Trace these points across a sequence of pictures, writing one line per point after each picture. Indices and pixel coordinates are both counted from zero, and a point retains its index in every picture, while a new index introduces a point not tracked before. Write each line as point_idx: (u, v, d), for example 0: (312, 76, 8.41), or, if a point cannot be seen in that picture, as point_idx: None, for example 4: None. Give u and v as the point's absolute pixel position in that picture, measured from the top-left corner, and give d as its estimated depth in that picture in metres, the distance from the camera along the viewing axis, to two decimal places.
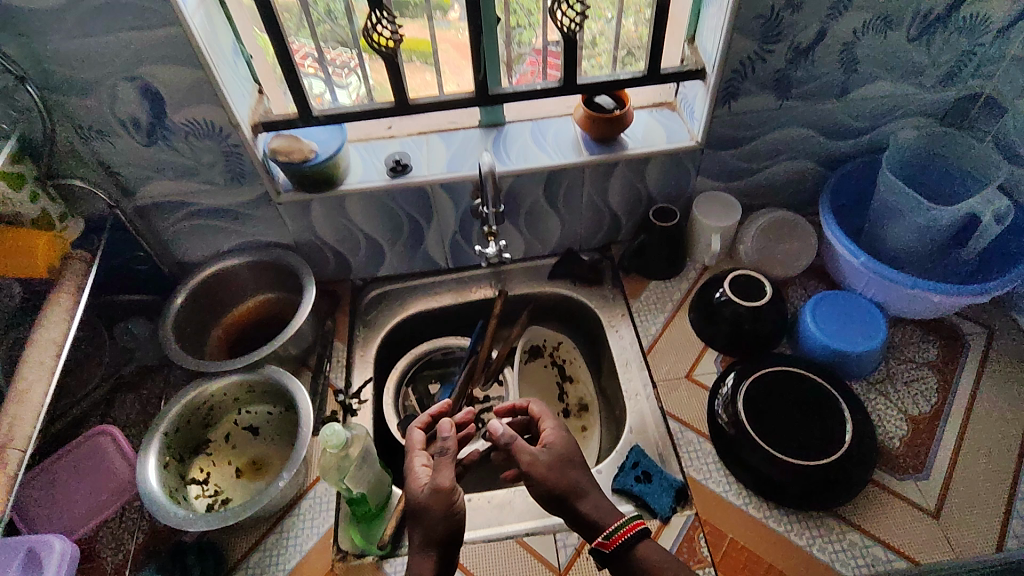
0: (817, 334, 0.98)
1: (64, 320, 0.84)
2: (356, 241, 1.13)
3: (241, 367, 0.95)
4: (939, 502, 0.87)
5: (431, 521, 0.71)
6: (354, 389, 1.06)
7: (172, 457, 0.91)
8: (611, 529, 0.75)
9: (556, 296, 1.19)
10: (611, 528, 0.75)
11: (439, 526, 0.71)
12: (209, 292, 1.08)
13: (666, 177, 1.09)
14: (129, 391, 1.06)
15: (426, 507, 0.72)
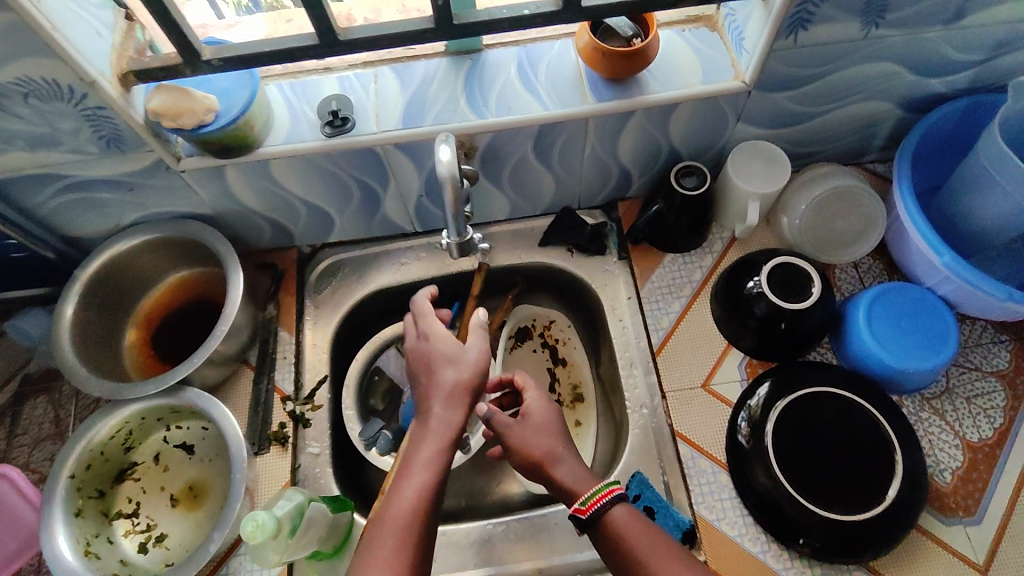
0: (868, 346, 0.79)
1: None
2: (295, 208, 0.89)
3: (156, 390, 0.77)
4: (990, 554, 0.73)
5: (465, 375, 0.72)
6: (305, 394, 0.89)
7: (87, 496, 0.77)
8: (585, 496, 0.67)
9: (548, 268, 0.98)
10: (585, 495, 0.67)
11: (470, 381, 0.72)
12: (115, 282, 0.87)
13: (695, 126, 0.83)
14: (39, 395, 0.90)
15: (469, 362, 0.73)
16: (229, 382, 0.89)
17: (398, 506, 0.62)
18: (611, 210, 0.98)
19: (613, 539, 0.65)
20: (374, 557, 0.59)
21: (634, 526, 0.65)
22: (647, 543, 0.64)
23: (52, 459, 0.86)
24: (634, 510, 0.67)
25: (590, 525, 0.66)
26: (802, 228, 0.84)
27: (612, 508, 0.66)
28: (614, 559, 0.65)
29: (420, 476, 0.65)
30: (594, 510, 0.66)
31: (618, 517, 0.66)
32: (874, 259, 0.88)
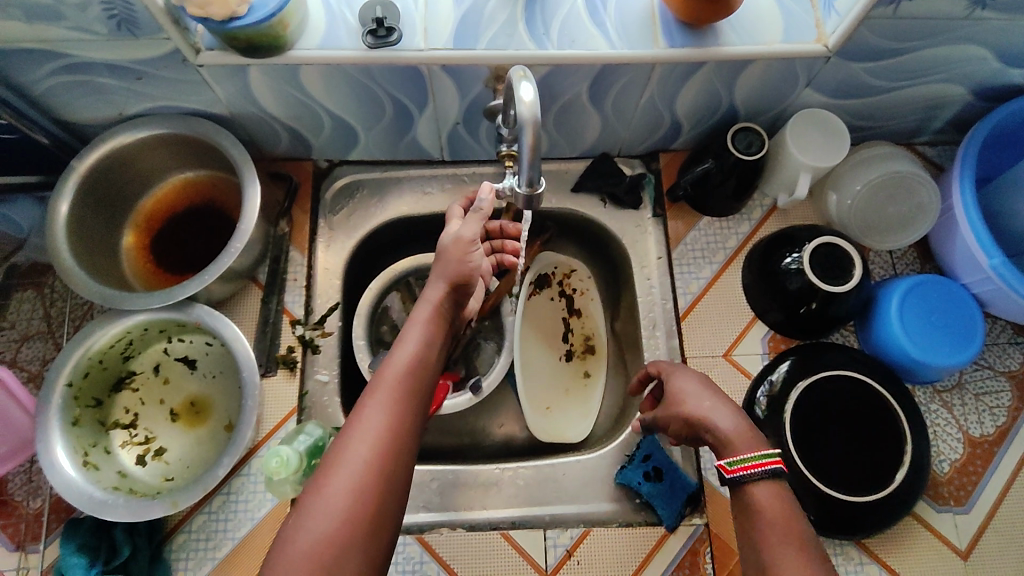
0: (897, 334, 0.79)
1: None
2: (319, 119, 0.82)
3: (161, 305, 0.73)
4: (972, 542, 0.77)
5: (453, 256, 0.68)
6: (316, 319, 0.86)
7: (84, 405, 0.74)
8: (739, 457, 0.57)
9: (579, 215, 0.94)
10: (756, 454, 0.56)
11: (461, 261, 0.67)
12: (111, 178, 0.80)
13: (761, 85, 0.79)
14: (26, 289, 0.84)
15: (458, 242, 0.67)
16: (236, 298, 0.85)
17: (389, 373, 0.61)
18: (652, 161, 0.94)
19: (752, 513, 0.55)
20: (364, 415, 0.58)
21: (779, 510, 0.54)
22: (788, 551, 0.51)
23: (43, 359, 0.81)
24: (786, 493, 0.55)
25: (732, 489, 0.57)
26: (853, 208, 0.84)
27: (762, 484, 0.55)
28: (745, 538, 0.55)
29: (409, 346, 0.63)
30: (742, 475, 0.56)
31: (765, 497, 0.55)
32: (908, 247, 0.88)
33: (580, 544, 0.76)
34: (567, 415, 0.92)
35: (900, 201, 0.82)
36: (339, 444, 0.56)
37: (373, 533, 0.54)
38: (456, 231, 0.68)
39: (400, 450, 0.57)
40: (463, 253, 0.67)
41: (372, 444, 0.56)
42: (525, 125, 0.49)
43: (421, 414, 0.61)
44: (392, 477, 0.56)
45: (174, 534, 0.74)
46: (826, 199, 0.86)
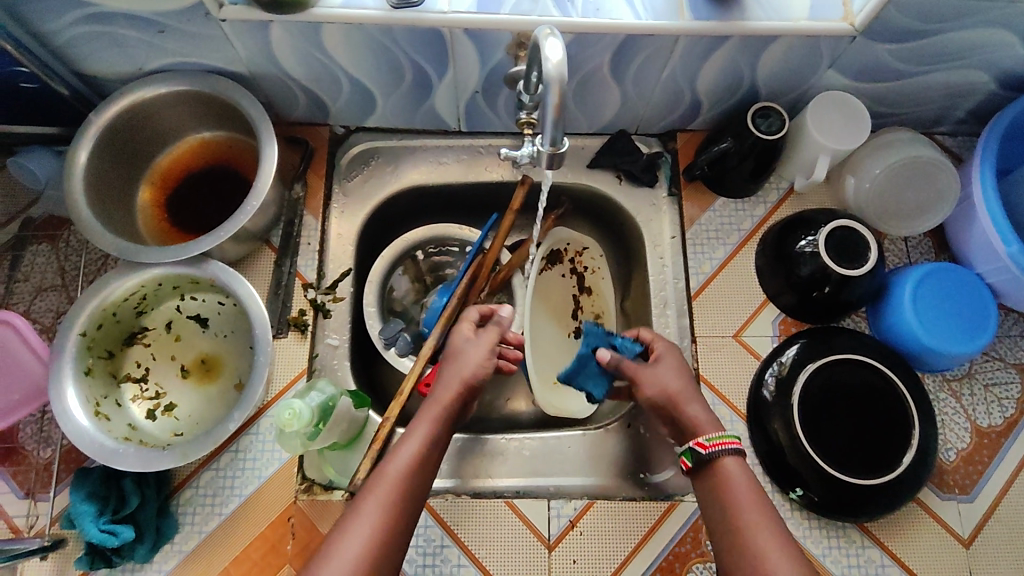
0: (908, 321, 0.79)
1: None
2: (338, 82, 0.82)
3: (176, 260, 0.73)
4: (975, 530, 0.77)
5: (463, 367, 0.72)
6: (328, 283, 0.86)
7: (96, 356, 0.74)
8: (712, 436, 0.66)
9: (594, 192, 0.93)
10: (712, 434, 0.66)
11: (470, 376, 0.71)
12: (129, 134, 0.80)
13: (784, 63, 0.78)
14: (41, 242, 0.84)
15: (470, 360, 0.72)
16: (249, 259, 0.85)
17: (393, 466, 0.63)
18: (669, 140, 0.94)
19: (721, 481, 0.64)
20: (362, 508, 0.59)
21: (745, 482, 0.63)
22: (754, 505, 0.62)
23: (56, 311, 0.82)
24: (751, 470, 0.65)
25: (703, 463, 0.65)
26: (870, 193, 0.83)
27: (731, 460, 0.65)
28: (712, 502, 0.64)
29: (414, 443, 0.65)
30: (715, 451, 0.65)
31: (733, 471, 0.64)
32: (924, 235, 0.87)
33: (584, 515, 0.77)
34: (573, 390, 0.90)
35: (918, 188, 0.82)
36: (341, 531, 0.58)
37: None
38: (471, 343, 0.74)
39: (392, 545, 0.58)
40: (480, 360, 0.73)
41: (371, 535, 0.57)
42: (551, 84, 0.49)
43: (416, 511, 0.62)
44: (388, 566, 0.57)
45: (182, 488, 0.75)
46: (844, 183, 0.85)
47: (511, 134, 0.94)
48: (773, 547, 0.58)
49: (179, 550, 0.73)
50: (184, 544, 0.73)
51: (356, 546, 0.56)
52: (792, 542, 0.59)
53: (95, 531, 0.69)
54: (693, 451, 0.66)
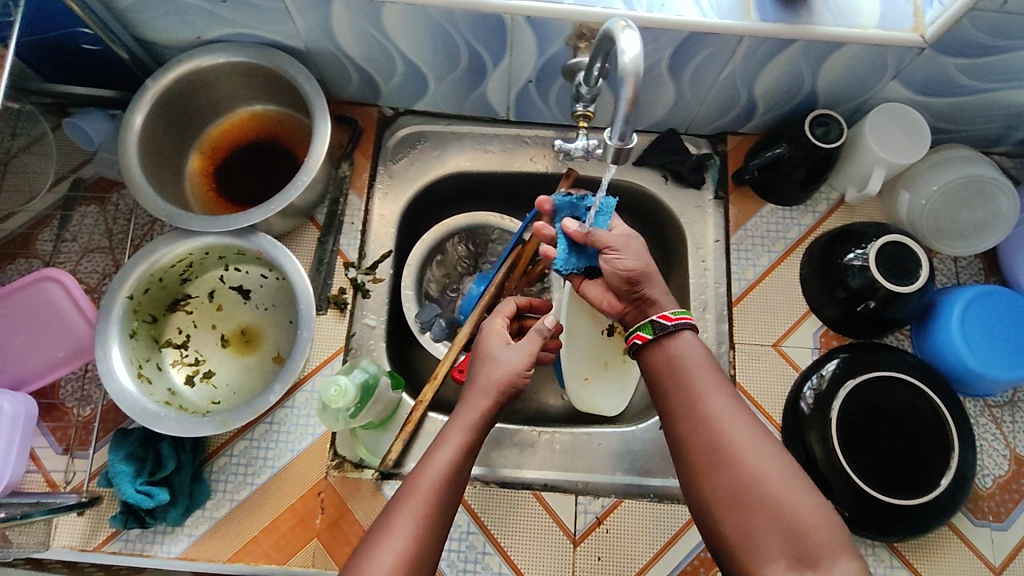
0: (955, 343, 0.78)
1: None
2: (392, 62, 0.82)
3: (227, 230, 0.74)
4: (1007, 559, 0.76)
5: (499, 370, 0.66)
6: (368, 264, 0.86)
7: (141, 320, 0.75)
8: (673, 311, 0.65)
9: (639, 190, 0.93)
10: (674, 309, 0.65)
11: (506, 380, 0.66)
12: (183, 101, 0.81)
13: (847, 71, 0.77)
14: (90, 203, 0.85)
15: (507, 364, 0.67)
16: (293, 235, 0.86)
17: (426, 477, 0.57)
18: (719, 142, 0.92)
19: (675, 359, 0.63)
20: (394, 519, 0.54)
21: (699, 355, 0.62)
22: (713, 380, 0.61)
23: (102, 273, 0.83)
24: (703, 343, 0.64)
25: (660, 338, 0.64)
26: (925, 210, 0.82)
27: (686, 333, 0.64)
28: (665, 378, 0.62)
29: (443, 454, 0.59)
30: (676, 324, 0.63)
31: (687, 344, 0.63)
32: (975, 257, 0.86)
33: (610, 513, 0.77)
34: (604, 388, 0.90)
35: (974, 209, 0.81)
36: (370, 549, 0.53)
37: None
38: (510, 350, 0.68)
39: (427, 561, 0.53)
40: (516, 368, 0.67)
41: (401, 555, 0.52)
42: (626, 77, 0.48)
43: (450, 523, 0.57)
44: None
45: (218, 456, 0.76)
46: (897, 198, 0.84)
47: (559, 126, 0.93)
48: (730, 417, 0.58)
49: (210, 517, 0.74)
50: (215, 511, 0.74)
51: (389, 561, 0.52)
52: (746, 410, 0.59)
53: (132, 491, 0.70)
54: (654, 323, 0.64)
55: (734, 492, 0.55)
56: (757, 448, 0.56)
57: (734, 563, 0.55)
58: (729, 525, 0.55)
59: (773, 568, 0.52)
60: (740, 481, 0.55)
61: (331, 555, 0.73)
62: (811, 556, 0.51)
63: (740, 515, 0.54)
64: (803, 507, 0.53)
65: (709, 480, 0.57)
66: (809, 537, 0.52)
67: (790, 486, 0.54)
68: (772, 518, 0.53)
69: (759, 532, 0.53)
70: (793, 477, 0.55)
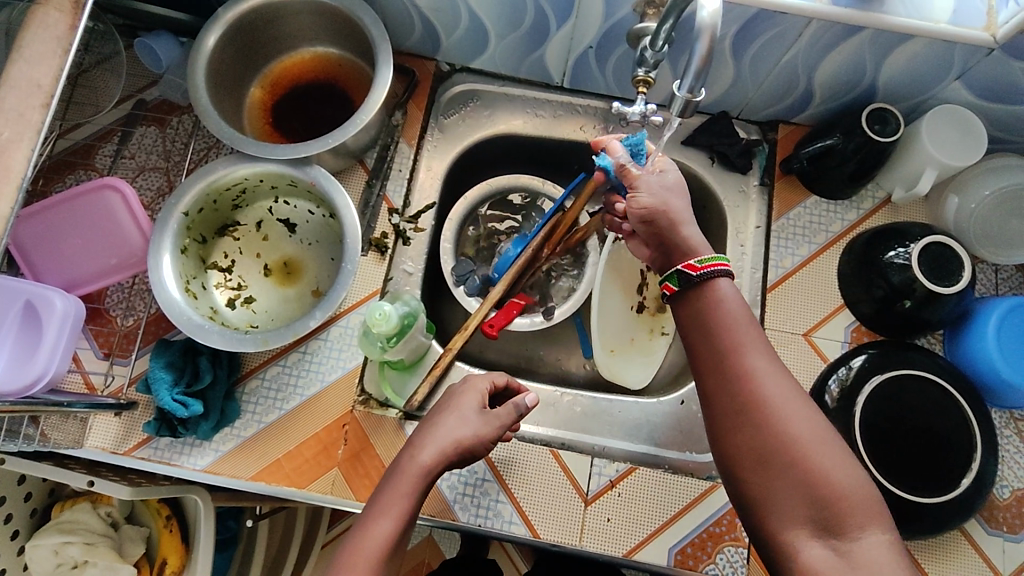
0: (988, 350, 0.78)
1: (68, 29, 0.56)
2: (457, 14, 0.83)
3: (283, 159, 0.76)
4: (1016, 572, 0.76)
5: (462, 431, 0.61)
6: (412, 212, 0.88)
7: (193, 238, 0.78)
8: (703, 258, 0.61)
9: (685, 169, 0.93)
10: (704, 258, 0.61)
11: (469, 446, 0.61)
12: (252, 32, 0.83)
13: (911, 65, 0.76)
14: (150, 124, 0.87)
15: (470, 427, 0.61)
16: (342, 176, 0.88)
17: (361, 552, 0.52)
18: (769, 131, 0.92)
19: (711, 307, 0.59)
20: None
21: (736, 304, 0.59)
22: (748, 332, 0.58)
23: (156, 191, 0.85)
24: (740, 292, 0.60)
25: (692, 287, 0.60)
26: (973, 215, 0.82)
27: (721, 281, 0.60)
28: (698, 327, 0.59)
29: (386, 522, 0.54)
30: (705, 273, 0.59)
31: (724, 292, 0.59)
32: (1017, 269, 0.86)
33: (624, 478, 0.77)
34: (628, 361, 0.91)
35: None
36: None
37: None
38: (479, 415, 0.63)
39: None
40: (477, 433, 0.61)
41: None
42: (703, 31, 0.49)
43: None
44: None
45: (250, 378, 0.78)
46: (946, 202, 0.84)
47: (611, 98, 0.94)
48: (765, 375, 0.55)
49: (237, 435, 0.76)
50: (244, 431, 0.76)
51: None
52: (781, 367, 0.57)
53: (168, 399, 0.72)
54: (681, 274, 0.61)
55: (763, 453, 0.53)
56: (792, 410, 0.54)
57: (757, 521, 0.55)
58: (752, 485, 0.54)
59: (796, 531, 0.52)
60: (772, 444, 0.53)
61: (349, 485, 0.75)
62: (837, 525, 0.50)
63: (769, 476, 0.53)
64: (835, 469, 0.52)
65: (736, 439, 0.55)
66: (836, 502, 0.51)
67: (822, 449, 0.53)
68: (801, 485, 0.52)
69: (785, 493, 0.52)
70: (827, 438, 0.53)
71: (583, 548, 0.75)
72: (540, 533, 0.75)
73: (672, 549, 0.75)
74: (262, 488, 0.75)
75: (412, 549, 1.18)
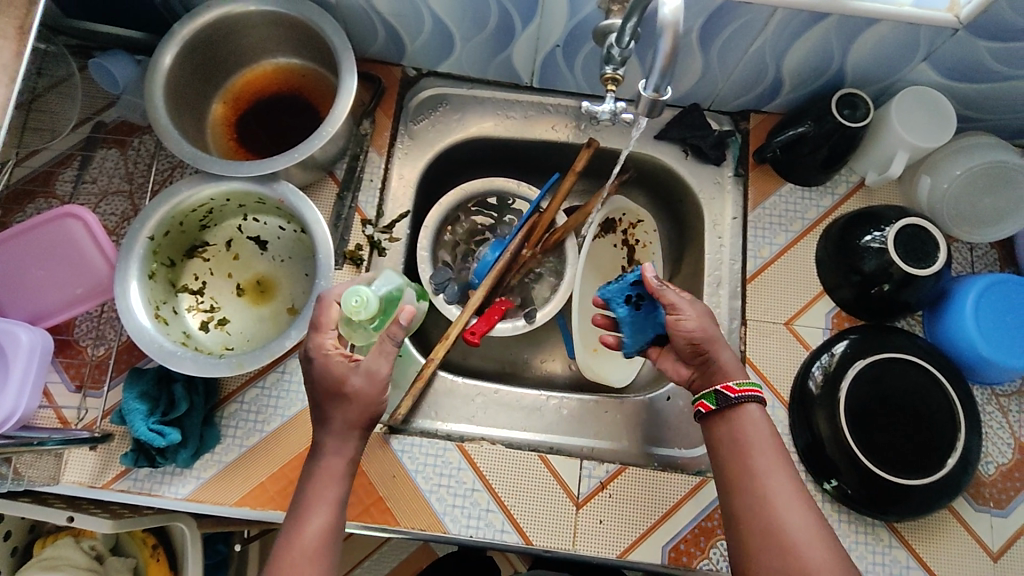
0: (968, 328, 0.78)
1: (13, 57, 0.54)
2: (420, 19, 0.81)
3: (249, 176, 0.74)
4: (1004, 546, 0.77)
5: (368, 389, 0.63)
6: (385, 222, 0.87)
7: (160, 262, 0.76)
8: (739, 379, 0.63)
9: (659, 164, 0.92)
10: (741, 379, 0.63)
11: (374, 400, 0.63)
12: (210, 46, 0.81)
13: (878, 49, 0.76)
14: (111, 146, 0.85)
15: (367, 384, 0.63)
16: (311, 189, 0.86)
17: (301, 541, 0.58)
18: (741, 121, 0.92)
19: (738, 432, 0.62)
20: None
21: (762, 430, 0.61)
22: (772, 457, 0.60)
23: (121, 216, 0.83)
24: (766, 417, 0.62)
25: (725, 407, 0.62)
26: (946, 195, 0.82)
27: (751, 405, 0.62)
28: (726, 450, 0.61)
29: (320, 513, 0.60)
30: (741, 396, 0.62)
31: (752, 416, 0.62)
32: (991, 247, 0.86)
33: (614, 479, 0.77)
34: (612, 359, 0.91)
35: (995, 196, 0.81)
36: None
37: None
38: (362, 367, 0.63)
39: None
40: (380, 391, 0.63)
41: None
42: (664, 28, 0.49)
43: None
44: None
45: (228, 403, 0.76)
46: (918, 183, 0.84)
47: (582, 94, 0.93)
48: (789, 501, 0.57)
49: (218, 461, 0.75)
50: (224, 456, 0.75)
51: None
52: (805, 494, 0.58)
53: (145, 429, 0.71)
54: (719, 393, 0.63)
55: None
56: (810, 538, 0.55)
57: None
58: None
59: None
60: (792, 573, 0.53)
61: None
62: None
63: None
64: None
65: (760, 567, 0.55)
66: None
67: None
68: None
69: None
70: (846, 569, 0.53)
71: (577, 553, 0.74)
72: (532, 539, 0.74)
73: (665, 547, 0.75)
74: (246, 513, 0.74)
75: (407, 557, 1.17)
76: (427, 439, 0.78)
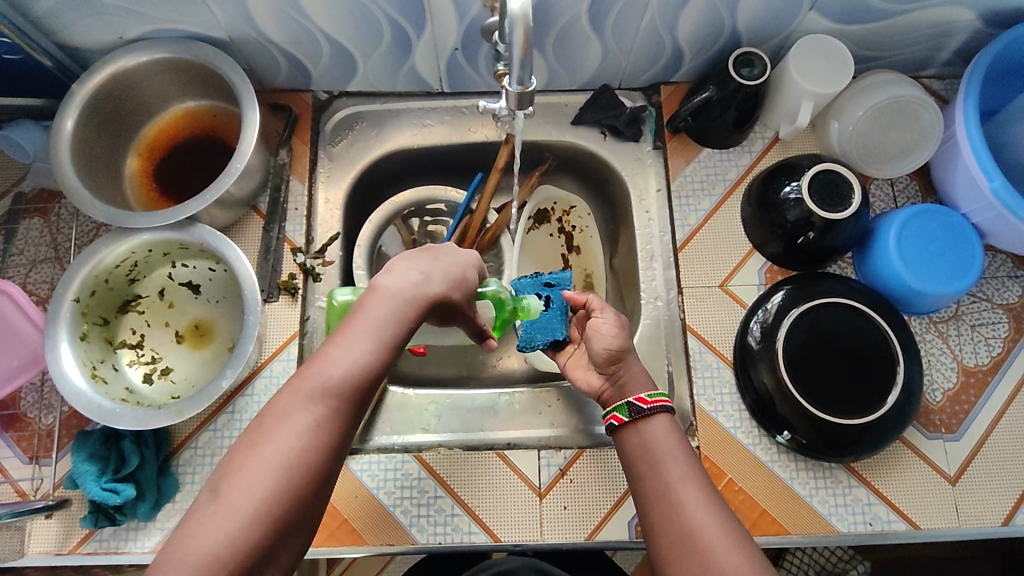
0: (892, 258, 0.79)
1: None
2: (316, 43, 0.81)
3: (165, 224, 0.75)
4: (961, 469, 0.78)
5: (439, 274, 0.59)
6: (316, 248, 0.87)
7: (92, 322, 0.76)
8: (651, 392, 0.66)
9: (579, 148, 0.93)
10: (652, 391, 0.66)
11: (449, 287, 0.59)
12: (113, 101, 0.81)
13: (765, 5, 0.77)
14: (33, 216, 0.85)
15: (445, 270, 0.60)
16: (237, 226, 0.86)
17: (321, 375, 0.51)
18: (653, 94, 0.93)
19: (644, 440, 0.63)
20: (281, 430, 0.49)
21: (669, 437, 0.63)
22: (679, 461, 0.61)
23: (51, 283, 0.83)
24: (674, 427, 0.64)
25: (637, 418, 0.64)
26: (854, 136, 0.84)
27: (661, 415, 0.64)
28: (636, 460, 0.63)
29: (356, 348, 0.52)
30: (653, 406, 0.64)
31: (658, 425, 0.64)
32: (911, 179, 0.88)
33: (574, 464, 0.78)
34: None
35: (901, 130, 0.83)
36: (233, 466, 0.48)
37: (259, 572, 0.47)
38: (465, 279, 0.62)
39: (311, 482, 0.49)
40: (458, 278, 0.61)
41: (282, 474, 0.48)
42: (516, 22, 0.52)
43: (347, 431, 0.52)
44: (295, 514, 0.48)
45: (181, 450, 0.77)
46: (828, 128, 0.85)
47: (494, 92, 0.93)
48: (697, 503, 0.58)
49: (180, 509, 0.75)
50: (185, 503, 0.75)
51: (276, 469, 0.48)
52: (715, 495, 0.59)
53: (98, 489, 0.71)
54: (631, 405, 0.65)
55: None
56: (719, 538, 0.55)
57: None
58: None
59: None
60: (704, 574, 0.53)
61: None
62: None
63: None
64: None
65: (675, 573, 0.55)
66: None
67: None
68: None
69: None
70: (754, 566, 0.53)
71: (546, 542, 0.75)
72: (500, 536, 0.75)
73: (631, 522, 0.76)
74: None
75: None
76: (385, 455, 0.78)
